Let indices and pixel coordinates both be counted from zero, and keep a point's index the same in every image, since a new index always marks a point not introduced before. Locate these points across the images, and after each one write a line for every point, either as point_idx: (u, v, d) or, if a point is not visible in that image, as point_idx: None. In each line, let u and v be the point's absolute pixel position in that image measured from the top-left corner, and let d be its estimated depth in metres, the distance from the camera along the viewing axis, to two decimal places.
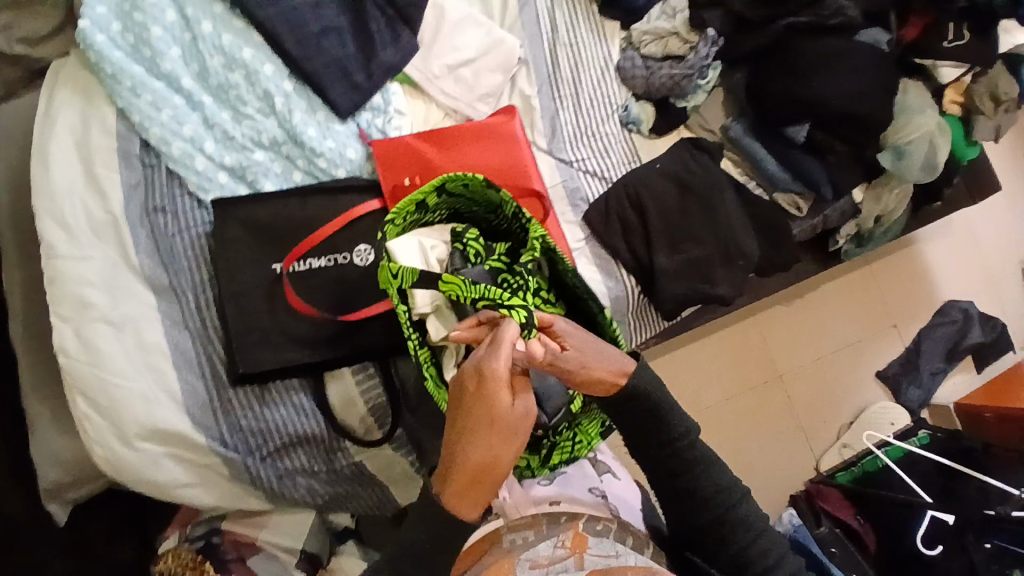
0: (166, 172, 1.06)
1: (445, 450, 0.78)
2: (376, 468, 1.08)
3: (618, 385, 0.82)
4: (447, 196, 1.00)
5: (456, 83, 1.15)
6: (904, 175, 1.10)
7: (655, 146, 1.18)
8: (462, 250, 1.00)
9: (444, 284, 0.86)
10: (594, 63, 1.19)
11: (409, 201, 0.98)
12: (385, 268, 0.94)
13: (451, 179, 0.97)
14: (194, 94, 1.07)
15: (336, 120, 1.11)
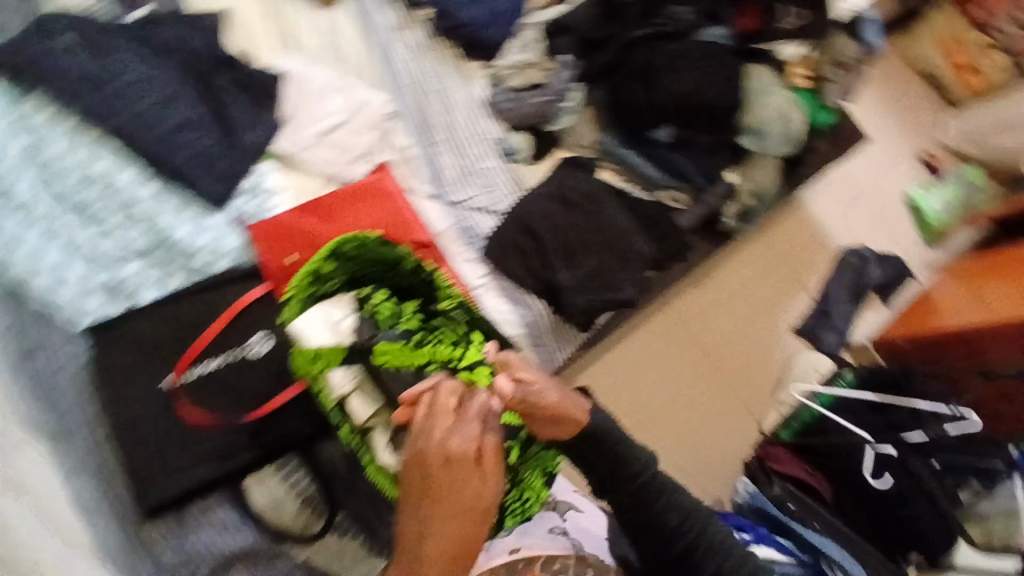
0: (34, 310, 0.98)
1: (408, 550, 0.68)
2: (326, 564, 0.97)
3: (581, 425, 0.83)
4: (344, 262, 0.97)
5: (327, 150, 1.11)
6: (767, 151, 1.17)
7: (537, 171, 1.19)
8: (370, 316, 0.97)
9: (382, 350, 0.92)
10: (463, 103, 1.17)
11: (303, 274, 0.95)
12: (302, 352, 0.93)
13: (343, 242, 0.95)
14: (50, 219, 1.00)
15: (208, 213, 1.06)
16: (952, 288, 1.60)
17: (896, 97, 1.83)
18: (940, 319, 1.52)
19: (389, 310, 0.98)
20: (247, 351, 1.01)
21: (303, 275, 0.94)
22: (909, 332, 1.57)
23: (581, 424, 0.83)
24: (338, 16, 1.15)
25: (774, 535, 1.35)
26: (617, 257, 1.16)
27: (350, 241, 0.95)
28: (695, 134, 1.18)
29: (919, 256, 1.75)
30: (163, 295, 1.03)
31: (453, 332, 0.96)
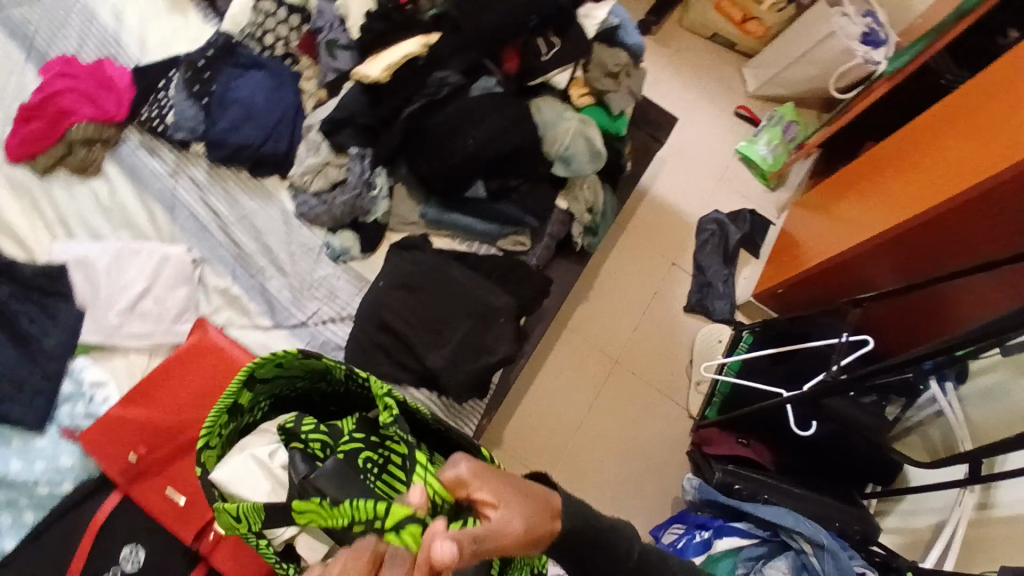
0: None
1: None
2: None
3: (555, 533, 0.67)
4: (263, 386, 0.83)
5: (142, 322, 1.02)
6: (581, 173, 1.19)
7: (374, 263, 1.15)
8: (303, 450, 0.79)
9: (298, 514, 0.66)
10: (272, 223, 1.12)
11: (217, 411, 0.79)
12: (223, 512, 0.75)
13: (258, 366, 0.80)
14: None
15: (35, 434, 0.96)
16: (807, 218, 1.66)
17: (690, 65, 1.93)
18: (806, 256, 1.56)
19: (323, 438, 0.79)
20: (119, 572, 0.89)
21: (216, 418, 0.79)
22: (786, 278, 1.60)
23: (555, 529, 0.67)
24: (107, 183, 1.08)
25: (732, 522, 1.35)
26: (482, 319, 1.11)
27: (266, 364, 0.81)
28: (511, 180, 1.18)
29: (769, 200, 1.83)
30: (22, 537, 0.90)
31: (400, 454, 0.76)
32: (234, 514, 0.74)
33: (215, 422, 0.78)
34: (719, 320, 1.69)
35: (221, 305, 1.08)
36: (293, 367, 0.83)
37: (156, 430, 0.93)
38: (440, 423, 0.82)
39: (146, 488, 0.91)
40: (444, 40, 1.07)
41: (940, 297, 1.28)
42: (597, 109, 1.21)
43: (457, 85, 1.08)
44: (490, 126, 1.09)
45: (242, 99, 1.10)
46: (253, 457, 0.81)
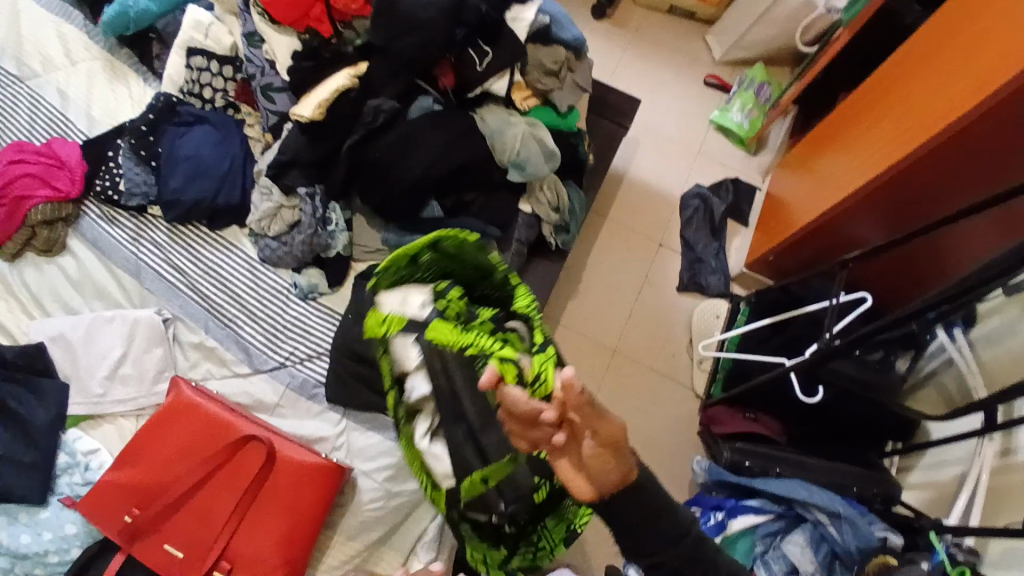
0: None
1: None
2: None
3: (625, 478, 0.65)
4: (440, 257, 0.98)
5: (126, 386, 1.05)
6: (539, 174, 1.14)
7: (343, 295, 1.16)
8: (445, 306, 0.95)
9: (432, 329, 0.90)
10: (237, 272, 1.15)
11: (398, 255, 0.94)
12: (373, 315, 0.95)
13: (446, 235, 0.95)
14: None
15: (39, 507, 0.98)
16: (791, 181, 1.56)
17: (650, 44, 1.91)
18: (792, 218, 1.47)
19: (461, 309, 0.95)
20: None
21: (404, 252, 0.94)
22: (775, 245, 1.50)
23: (631, 476, 0.65)
24: (76, 261, 1.14)
25: (744, 500, 1.26)
26: None
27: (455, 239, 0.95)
28: (470, 195, 1.17)
29: (752, 165, 1.79)
30: None
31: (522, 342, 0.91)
32: (382, 317, 0.94)
33: (392, 262, 0.93)
34: (714, 295, 1.63)
35: (199, 359, 1.11)
36: (469, 253, 0.97)
37: (146, 491, 0.95)
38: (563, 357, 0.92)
39: (145, 548, 0.94)
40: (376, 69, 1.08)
41: (937, 245, 1.19)
42: (545, 110, 1.21)
43: (392, 111, 1.09)
44: (431, 146, 1.09)
45: (189, 156, 1.13)
46: (416, 296, 0.96)
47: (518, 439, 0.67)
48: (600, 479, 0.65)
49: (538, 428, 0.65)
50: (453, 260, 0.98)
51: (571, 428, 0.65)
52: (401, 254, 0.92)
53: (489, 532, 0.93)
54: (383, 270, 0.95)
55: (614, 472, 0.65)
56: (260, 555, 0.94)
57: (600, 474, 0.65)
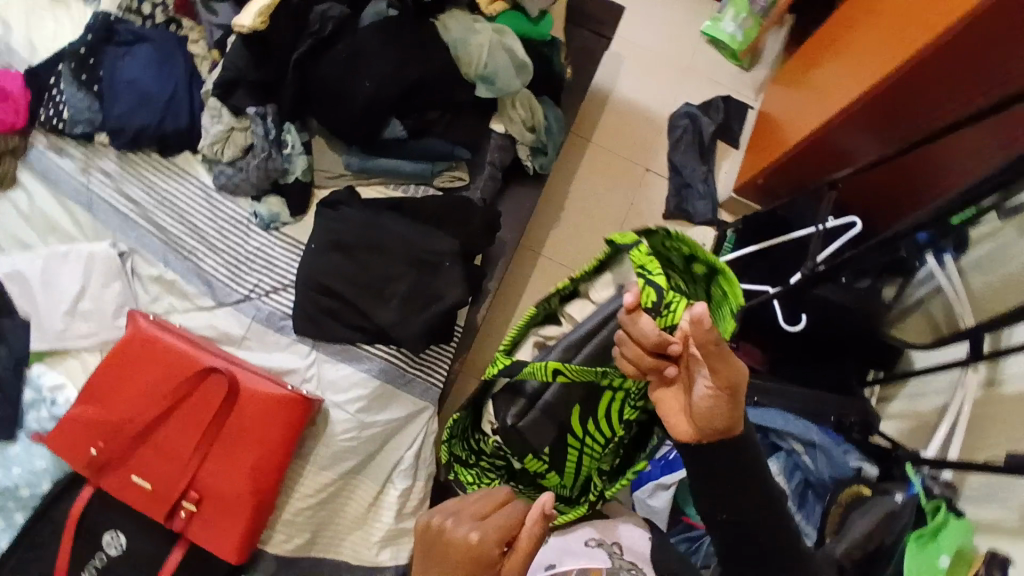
0: None
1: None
2: None
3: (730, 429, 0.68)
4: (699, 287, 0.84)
5: (87, 321, 1.02)
6: (508, 88, 1.08)
7: (308, 224, 1.10)
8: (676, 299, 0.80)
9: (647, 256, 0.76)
10: (194, 201, 1.09)
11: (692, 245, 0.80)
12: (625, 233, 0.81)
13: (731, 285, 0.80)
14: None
15: (7, 441, 0.98)
16: (785, 95, 1.47)
17: None
18: (786, 136, 1.38)
19: None
20: (104, 556, 0.94)
21: (690, 244, 0.80)
22: (767, 167, 1.42)
23: (733, 428, 0.67)
24: (25, 193, 1.08)
25: None
26: (424, 267, 1.05)
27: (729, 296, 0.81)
28: (433, 115, 1.10)
29: (745, 82, 1.68)
30: (13, 534, 0.94)
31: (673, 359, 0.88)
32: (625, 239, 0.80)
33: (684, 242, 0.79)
34: (701, 223, 1.55)
35: (160, 293, 1.07)
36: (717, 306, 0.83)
37: (109, 427, 0.94)
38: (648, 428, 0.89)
39: (115, 481, 0.94)
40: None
41: (925, 159, 1.15)
42: (514, 15, 1.12)
43: (340, 17, 1.05)
44: (385, 63, 1.02)
45: (132, 79, 1.05)
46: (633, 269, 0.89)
47: (627, 364, 0.70)
48: (704, 423, 0.67)
49: (655, 358, 0.69)
50: (700, 291, 0.85)
51: (683, 365, 0.69)
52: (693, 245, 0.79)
53: (477, 438, 0.93)
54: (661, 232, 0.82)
55: (720, 420, 0.67)
56: (230, 485, 0.94)
57: (703, 418, 0.67)
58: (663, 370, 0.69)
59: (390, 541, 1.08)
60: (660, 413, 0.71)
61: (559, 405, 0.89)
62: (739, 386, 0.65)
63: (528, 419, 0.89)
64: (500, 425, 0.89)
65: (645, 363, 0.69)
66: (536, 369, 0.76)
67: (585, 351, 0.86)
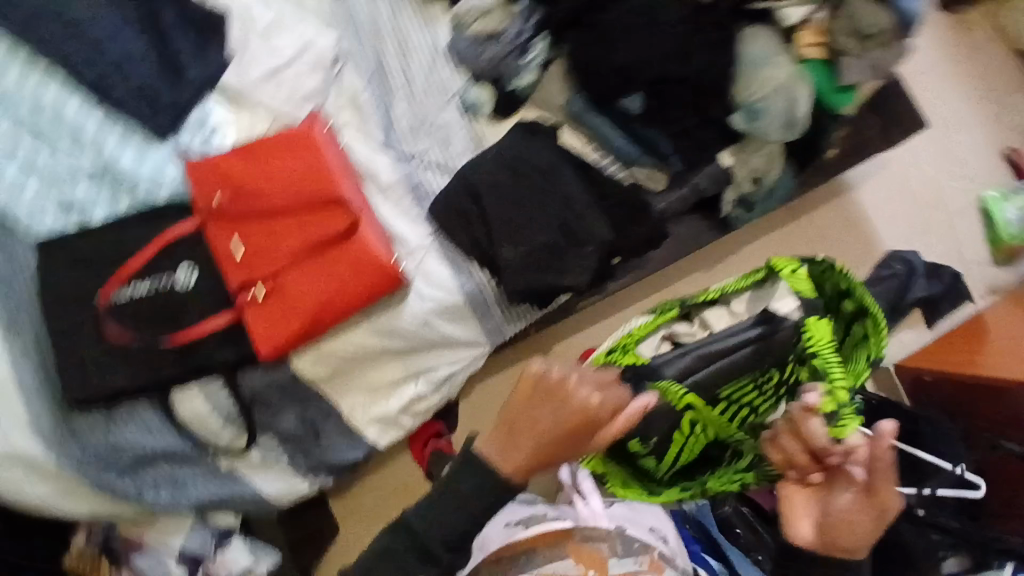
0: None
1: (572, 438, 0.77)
2: (252, 471, 1.13)
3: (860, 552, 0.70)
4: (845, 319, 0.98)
5: (278, 88, 1.08)
6: (764, 135, 0.98)
7: (498, 129, 1.10)
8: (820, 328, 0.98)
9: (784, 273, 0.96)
10: (422, 50, 1.12)
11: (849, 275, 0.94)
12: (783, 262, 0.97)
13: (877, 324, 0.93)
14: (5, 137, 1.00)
15: (155, 140, 1.04)
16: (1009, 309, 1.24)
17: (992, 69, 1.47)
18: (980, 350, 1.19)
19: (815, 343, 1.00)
20: (173, 283, 1.01)
21: (852, 281, 0.94)
22: (941, 364, 1.23)
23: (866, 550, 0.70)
24: None
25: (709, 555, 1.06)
26: (568, 237, 1.04)
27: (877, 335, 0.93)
28: (669, 110, 1.02)
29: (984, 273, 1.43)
30: (113, 216, 1.03)
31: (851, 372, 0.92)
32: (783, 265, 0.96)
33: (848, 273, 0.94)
34: None
35: (345, 105, 1.09)
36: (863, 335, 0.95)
37: (243, 188, 0.99)
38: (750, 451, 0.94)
39: (218, 234, 1.00)
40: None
41: None
42: (822, 69, 0.99)
43: None
44: (664, 39, 0.97)
45: None
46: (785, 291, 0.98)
47: (776, 447, 0.77)
48: (837, 533, 0.70)
49: (810, 457, 0.74)
50: (841, 329, 0.98)
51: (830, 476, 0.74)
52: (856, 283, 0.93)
53: None
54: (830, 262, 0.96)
55: (855, 536, 0.70)
56: (301, 301, 0.99)
57: (842, 528, 0.70)
58: (808, 472, 0.75)
59: (383, 422, 1.17)
60: (785, 510, 0.75)
61: (662, 414, 0.93)
62: (884, 517, 0.69)
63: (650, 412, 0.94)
64: None
65: (798, 457, 0.74)
66: (668, 388, 0.89)
67: (700, 373, 0.93)
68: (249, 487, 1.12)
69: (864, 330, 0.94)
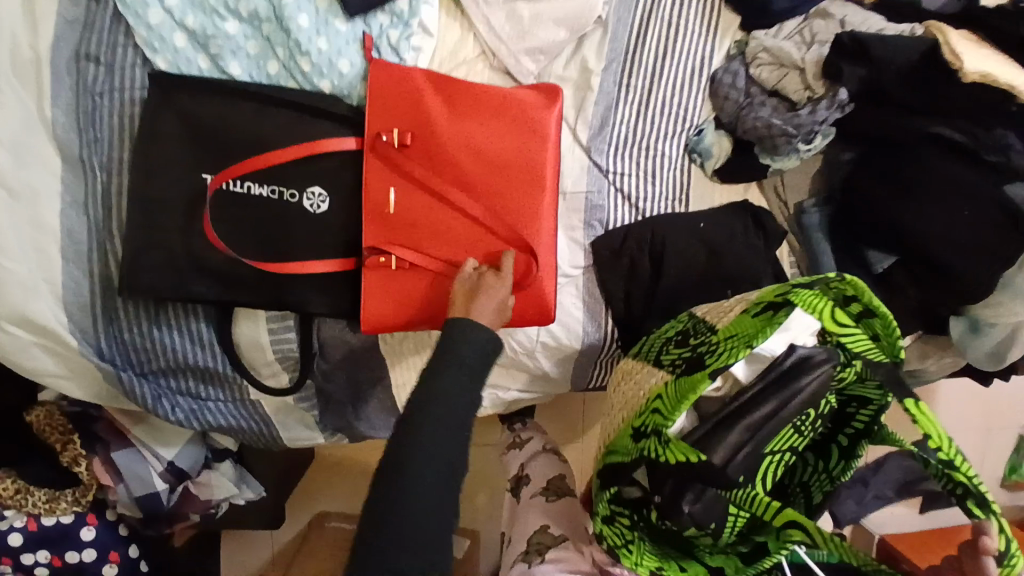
0: (114, 13, 0.81)
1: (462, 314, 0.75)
2: (274, 411, 0.99)
3: None
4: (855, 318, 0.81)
5: (510, 20, 0.89)
6: (967, 351, 0.93)
7: (710, 190, 0.96)
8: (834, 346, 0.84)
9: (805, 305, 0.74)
10: (685, 59, 0.93)
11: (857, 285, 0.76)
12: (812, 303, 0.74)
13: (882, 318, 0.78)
14: None
15: (340, 15, 0.85)
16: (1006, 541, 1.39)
17: None
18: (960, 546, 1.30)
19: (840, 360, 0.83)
20: (297, 200, 0.84)
21: (860, 291, 0.76)
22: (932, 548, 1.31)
23: None
24: None
25: None
26: None
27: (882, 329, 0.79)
28: (909, 287, 0.89)
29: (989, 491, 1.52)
30: (254, 74, 0.85)
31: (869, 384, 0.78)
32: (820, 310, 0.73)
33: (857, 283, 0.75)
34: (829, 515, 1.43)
35: (570, 79, 0.93)
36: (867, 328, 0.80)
37: (429, 136, 0.83)
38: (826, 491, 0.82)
39: (376, 172, 0.83)
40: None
41: None
42: None
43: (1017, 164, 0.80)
44: (972, 230, 0.80)
45: None
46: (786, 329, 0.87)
47: None
48: None
49: None
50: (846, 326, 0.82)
51: None
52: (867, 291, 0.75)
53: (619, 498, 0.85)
54: (835, 276, 0.76)
55: None
56: (436, 294, 0.85)
57: None
58: None
59: None
60: None
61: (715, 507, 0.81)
62: None
63: (702, 502, 0.80)
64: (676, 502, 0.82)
65: None
66: (752, 499, 0.76)
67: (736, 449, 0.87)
68: (265, 428, 0.99)
69: (872, 331, 0.79)
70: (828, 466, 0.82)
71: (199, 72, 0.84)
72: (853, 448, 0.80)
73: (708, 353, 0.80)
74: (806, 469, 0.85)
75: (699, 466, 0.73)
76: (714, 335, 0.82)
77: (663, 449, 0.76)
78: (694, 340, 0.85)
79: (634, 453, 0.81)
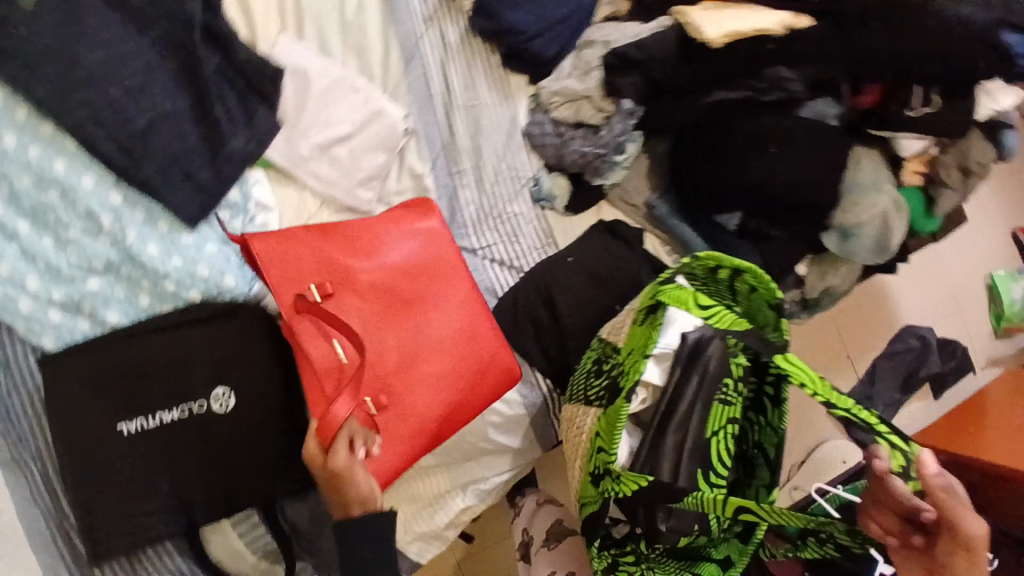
0: None
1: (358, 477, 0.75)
2: None
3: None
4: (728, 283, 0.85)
5: (330, 165, 0.96)
6: (852, 256, 0.98)
7: (570, 224, 1.04)
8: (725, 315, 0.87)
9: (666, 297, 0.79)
10: (497, 128, 1.03)
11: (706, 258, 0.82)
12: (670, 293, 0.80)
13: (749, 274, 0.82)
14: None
15: (183, 229, 0.91)
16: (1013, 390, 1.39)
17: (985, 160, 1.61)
18: (987, 421, 1.29)
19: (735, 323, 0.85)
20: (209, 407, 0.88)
21: (716, 260, 0.81)
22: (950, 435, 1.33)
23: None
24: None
25: None
26: None
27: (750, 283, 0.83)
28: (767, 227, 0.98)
29: (983, 347, 1.54)
30: (131, 315, 0.90)
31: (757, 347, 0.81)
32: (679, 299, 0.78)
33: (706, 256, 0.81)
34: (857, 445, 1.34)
35: (408, 190, 1.01)
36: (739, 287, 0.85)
37: (344, 276, 0.83)
38: (775, 446, 0.82)
39: (314, 332, 0.80)
40: (817, 35, 0.89)
41: None
42: (917, 196, 1.04)
43: (790, 95, 0.92)
44: None
45: None
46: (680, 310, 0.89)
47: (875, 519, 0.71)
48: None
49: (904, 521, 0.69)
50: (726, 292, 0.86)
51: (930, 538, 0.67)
52: (723, 258, 0.80)
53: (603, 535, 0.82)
54: (692, 257, 0.81)
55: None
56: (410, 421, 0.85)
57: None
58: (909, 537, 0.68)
59: (426, 537, 1.02)
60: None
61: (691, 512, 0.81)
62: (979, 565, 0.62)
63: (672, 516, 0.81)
64: (650, 527, 0.81)
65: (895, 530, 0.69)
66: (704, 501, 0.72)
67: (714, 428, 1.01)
68: None
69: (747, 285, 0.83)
70: (767, 419, 0.83)
71: (83, 334, 0.88)
72: (779, 394, 0.81)
73: (620, 375, 0.84)
74: (753, 429, 0.86)
75: (651, 486, 0.74)
76: (619, 356, 0.86)
77: (617, 484, 0.77)
78: (607, 366, 0.88)
79: (598, 498, 0.81)
